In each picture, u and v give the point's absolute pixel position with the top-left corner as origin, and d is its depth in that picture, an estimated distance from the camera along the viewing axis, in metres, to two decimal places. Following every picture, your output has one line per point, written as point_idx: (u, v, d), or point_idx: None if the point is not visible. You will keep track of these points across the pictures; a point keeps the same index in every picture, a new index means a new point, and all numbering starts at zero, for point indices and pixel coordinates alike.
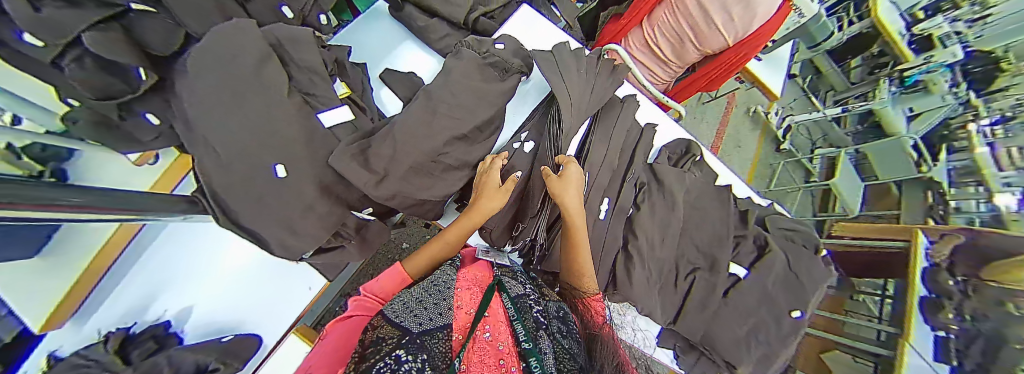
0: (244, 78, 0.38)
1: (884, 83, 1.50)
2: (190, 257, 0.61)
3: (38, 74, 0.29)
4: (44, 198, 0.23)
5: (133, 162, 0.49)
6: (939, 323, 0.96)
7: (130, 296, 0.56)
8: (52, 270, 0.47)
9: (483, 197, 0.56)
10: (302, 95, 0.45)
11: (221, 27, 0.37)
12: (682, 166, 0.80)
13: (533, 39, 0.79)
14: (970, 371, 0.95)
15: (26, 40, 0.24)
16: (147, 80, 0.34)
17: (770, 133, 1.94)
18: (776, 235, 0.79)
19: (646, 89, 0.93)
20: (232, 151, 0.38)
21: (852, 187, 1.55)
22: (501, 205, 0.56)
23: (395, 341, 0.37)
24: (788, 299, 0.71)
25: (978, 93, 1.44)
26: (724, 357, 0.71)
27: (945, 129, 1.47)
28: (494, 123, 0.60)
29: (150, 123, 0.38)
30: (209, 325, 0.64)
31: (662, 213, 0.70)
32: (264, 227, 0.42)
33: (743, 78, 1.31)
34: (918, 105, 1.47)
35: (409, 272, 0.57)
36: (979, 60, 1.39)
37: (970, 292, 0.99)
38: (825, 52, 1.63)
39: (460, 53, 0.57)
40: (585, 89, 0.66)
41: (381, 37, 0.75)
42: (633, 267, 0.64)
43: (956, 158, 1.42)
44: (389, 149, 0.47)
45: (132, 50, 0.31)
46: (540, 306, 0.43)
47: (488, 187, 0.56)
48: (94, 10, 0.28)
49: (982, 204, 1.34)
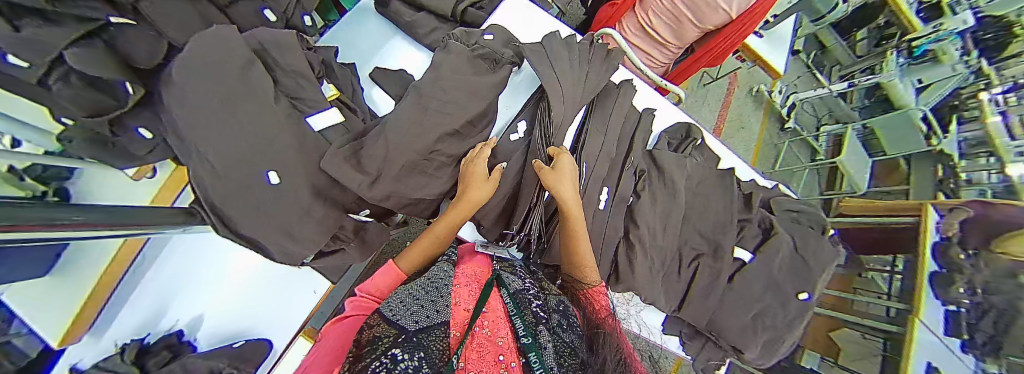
0: (233, 85, 0.37)
1: (892, 55, 1.45)
2: (196, 268, 0.61)
3: (25, 93, 0.29)
4: (49, 216, 0.23)
5: (131, 177, 0.49)
6: (951, 299, 0.94)
7: (143, 307, 0.57)
8: (65, 285, 0.48)
9: (469, 187, 0.53)
10: (289, 100, 0.45)
11: (205, 33, 0.37)
12: (683, 151, 0.78)
13: (525, 28, 0.77)
14: (981, 344, 0.95)
15: (10, 61, 0.24)
16: (134, 94, 0.34)
17: (774, 112, 1.90)
18: (781, 218, 0.78)
19: (643, 74, 0.92)
20: (228, 160, 0.37)
21: (859, 164, 1.52)
22: (489, 194, 0.54)
23: (391, 339, 0.38)
24: (795, 283, 0.71)
25: (990, 60, 1.39)
26: (731, 343, 0.70)
27: (955, 99, 1.45)
28: (488, 117, 0.59)
29: (143, 137, 0.38)
30: (220, 333, 0.65)
31: (664, 201, 0.69)
32: (264, 235, 0.42)
33: (744, 56, 1.28)
34: (927, 77, 1.42)
35: (404, 270, 0.56)
36: (991, 26, 1.34)
37: (982, 265, 0.97)
38: (830, 25, 1.58)
39: (449, 47, 0.56)
40: (579, 77, 0.64)
41: (369, 34, 0.74)
42: (636, 256, 0.64)
43: (966, 130, 1.38)
44: (381, 149, 0.46)
45: (119, 65, 0.31)
46: (540, 300, 0.43)
47: (475, 177, 0.53)
48: (73, 25, 0.27)
49: (994, 175, 1.30)
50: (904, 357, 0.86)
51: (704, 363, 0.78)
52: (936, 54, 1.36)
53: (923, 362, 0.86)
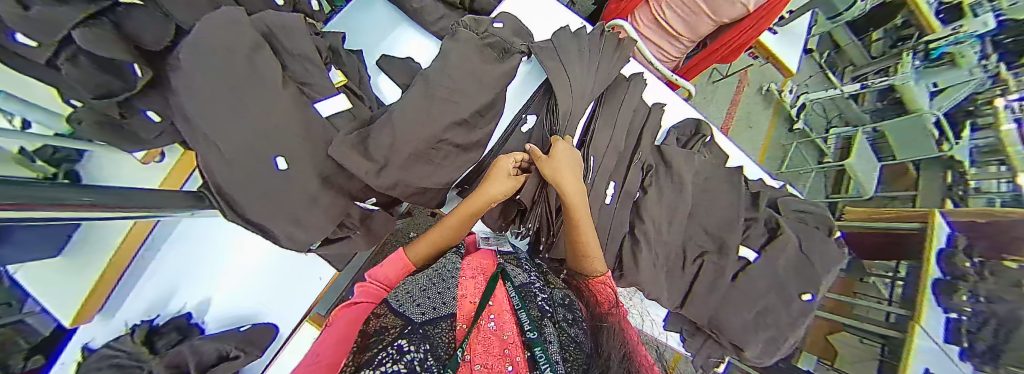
0: (240, 67, 0.36)
1: (907, 56, 1.42)
2: (203, 252, 0.62)
3: (36, 73, 0.29)
4: (58, 196, 0.23)
5: (140, 161, 0.49)
6: (953, 306, 0.94)
7: (152, 289, 0.58)
8: (78, 267, 0.49)
9: (489, 182, 0.55)
10: (297, 85, 0.44)
11: (215, 15, 0.36)
12: (691, 146, 0.78)
13: (534, 17, 0.76)
14: (981, 353, 0.93)
15: (20, 40, 0.25)
16: (143, 76, 0.32)
17: (783, 113, 1.88)
18: (789, 218, 0.78)
19: (654, 68, 0.90)
20: (237, 145, 0.37)
21: (869, 168, 1.49)
22: (508, 191, 0.55)
23: (397, 331, 0.38)
24: (798, 284, 0.70)
25: (1010, 65, 1.35)
26: (731, 339, 0.71)
27: (971, 104, 1.39)
28: (496, 108, 0.59)
29: (152, 120, 0.37)
30: (229, 316, 0.66)
31: (671, 197, 0.68)
32: (272, 221, 0.42)
33: (757, 54, 1.25)
34: (942, 81, 1.37)
35: (411, 259, 0.57)
36: (1013, 29, 1.30)
37: (986, 273, 0.97)
38: (845, 25, 1.59)
39: (456, 35, 0.55)
40: (589, 70, 0.63)
41: (374, 20, 0.73)
42: (640, 250, 0.63)
43: (980, 135, 1.34)
44: (388, 138, 0.45)
45: (128, 47, 0.30)
46: (546, 294, 0.43)
47: (497, 173, 0.55)
48: (78, 5, 0.27)
49: (1004, 184, 1.25)
50: (903, 359, 0.87)
51: (705, 360, 0.78)
52: (953, 57, 1.33)
53: (921, 367, 0.87)
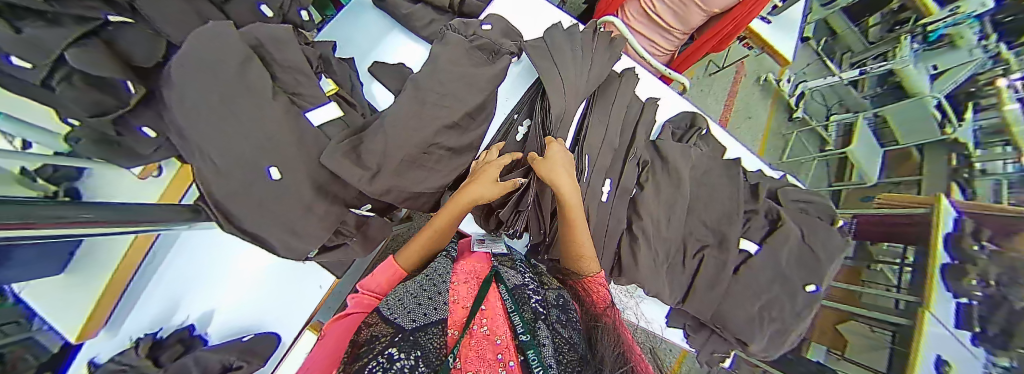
0: (231, 82, 0.37)
1: (906, 40, 1.40)
2: (204, 264, 0.62)
3: (26, 93, 0.29)
4: (60, 214, 0.23)
5: (137, 176, 0.49)
6: (963, 291, 0.91)
7: (154, 302, 0.58)
8: (79, 282, 0.50)
9: (474, 182, 0.54)
10: (288, 95, 0.44)
11: (199, 31, 0.36)
12: (688, 140, 0.77)
13: (526, 17, 0.76)
14: (993, 336, 0.92)
15: (15, 63, 0.24)
16: (136, 93, 0.34)
17: (783, 102, 1.86)
18: (789, 208, 0.77)
19: (647, 63, 0.91)
20: (229, 159, 0.38)
21: (871, 154, 1.47)
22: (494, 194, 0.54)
23: (388, 339, 0.39)
24: (802, 275, 0.69)
25: (1010, 45, 1.32)
26: (736, 335, 0.70)
27: (973, 85, 1.37)
28: (487, 110, 0.59)
29: (146, 136, 0.38)
30: (231, 327, 0.66)
31: (667, 193, 0.67)
32: (268, 231, 0.42)
33: (752, 44, 1.25)
34: (943, 62, 1.36)
35: (403, 266, 0.57)
36: (1013, 8, 1.27)
37: (994, 257, 0.95)
38: (840, 10, 1.60)
39: (446, 39, 0.56)
40: (583, 68, 0.63)
41: (366, 28, 0.73)
42: (639, 248, 0.63)
43: (983, 116, 1.32)
44: (380, 145, 0.45)
45: (118, 64, 0.30)
46: (541, 295, 0.43)
47: (485, 175, 0.54)
48: (72, 26, 0.27)
49: (1010, 164, 1.25)
50: (914, 350, 0.85)
51: (709, 354, 0.80)
52: (952, 39, 1.31)
53: (932, 355, 0.85)
